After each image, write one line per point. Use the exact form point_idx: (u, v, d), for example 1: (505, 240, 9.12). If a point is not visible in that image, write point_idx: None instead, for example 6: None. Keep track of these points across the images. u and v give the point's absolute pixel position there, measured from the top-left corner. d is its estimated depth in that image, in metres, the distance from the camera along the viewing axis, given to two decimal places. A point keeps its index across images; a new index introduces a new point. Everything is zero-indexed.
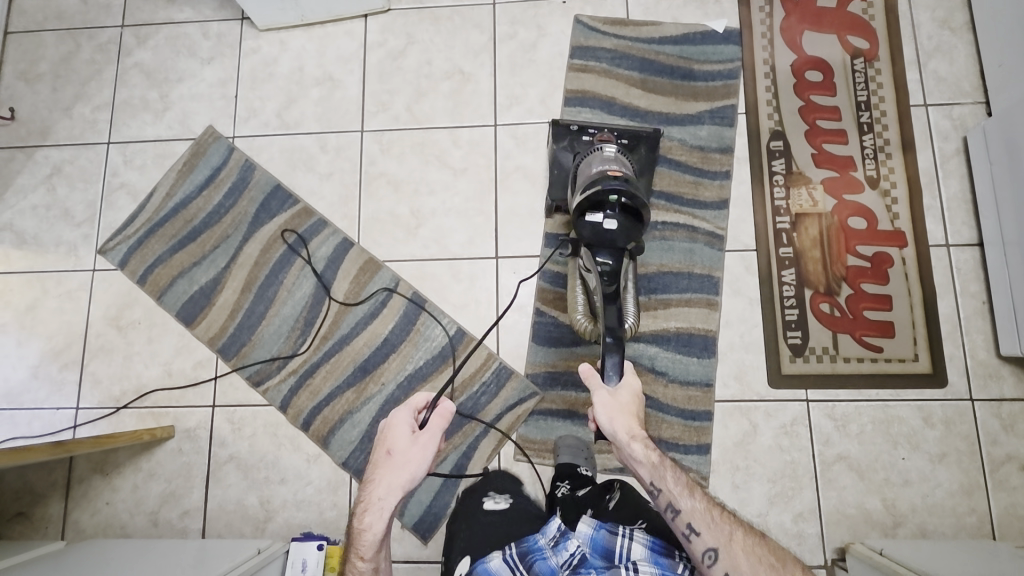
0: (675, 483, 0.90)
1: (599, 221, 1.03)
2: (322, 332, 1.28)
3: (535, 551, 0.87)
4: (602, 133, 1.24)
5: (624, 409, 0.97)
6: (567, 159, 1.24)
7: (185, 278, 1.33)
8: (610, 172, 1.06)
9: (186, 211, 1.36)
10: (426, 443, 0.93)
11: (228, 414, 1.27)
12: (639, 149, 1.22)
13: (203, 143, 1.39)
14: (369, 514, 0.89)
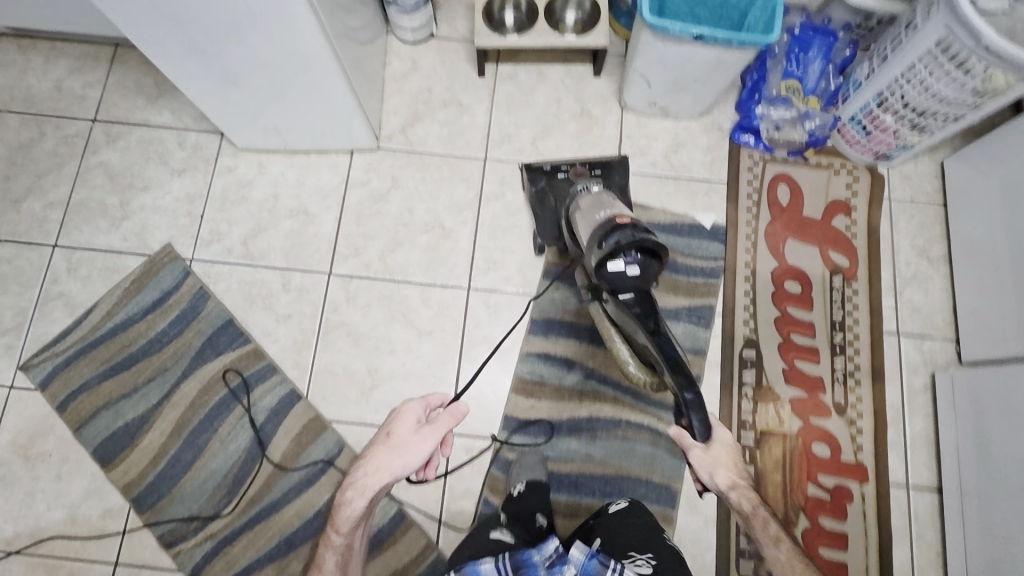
0: (778, 547, 0.93)
1: (620, 268, 0.96)
2: (249, 494, 1.19)
3: (530, 565, 0.88)
4: (574, 167, 1.33)
5: (733, 463, 1.00)
6: (549, 202, 1.31)
7: (110, 410, 1.22)
8: (617, 221, 1.00)
9: (125, 335, 1.26)
10: (423, 441, 0.93)
11: (130, 574, 1.15)
12: (613, 177, 1.32)
13: (157, 262, 1.30)
14: (351, 489, 0.93)
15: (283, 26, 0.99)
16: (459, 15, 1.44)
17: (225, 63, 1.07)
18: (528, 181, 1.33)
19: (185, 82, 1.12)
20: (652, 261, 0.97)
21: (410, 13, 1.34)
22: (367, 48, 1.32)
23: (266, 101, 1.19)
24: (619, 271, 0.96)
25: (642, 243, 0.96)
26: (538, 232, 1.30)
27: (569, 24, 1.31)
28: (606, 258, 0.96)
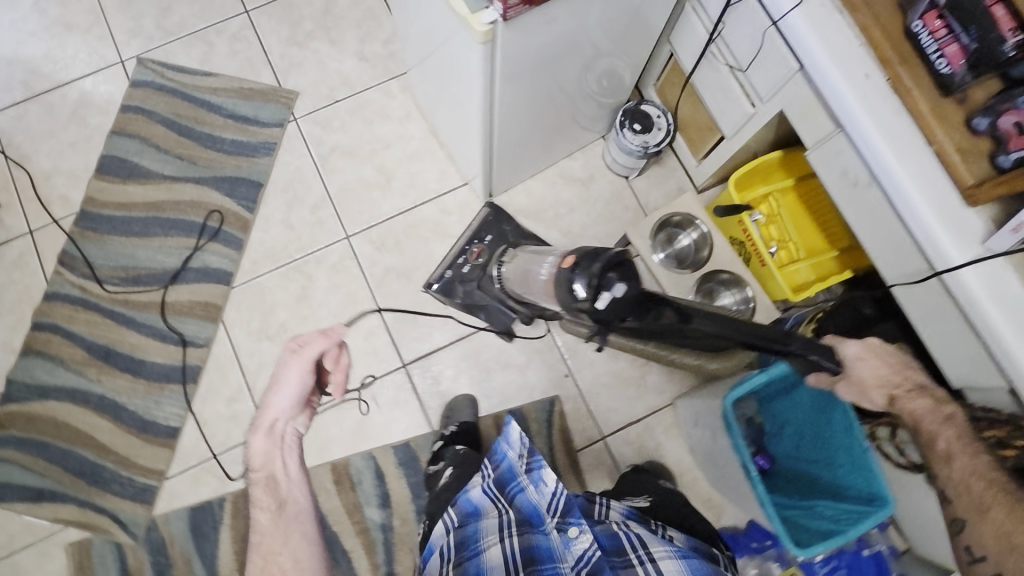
0: (943, 438, 0.69)
1: (607, 300, 0.76)
2: (128, 296, 1.24)
3: (513, 480, 0.74)
4: (467, 248, 1.25)
5: (871, 351, 0.75)
6: (478, 299, 1.23)
7: (140, 145, 1.33)
8: (567, 263, 0.85)
9: (205, 113, 1.35)
10: (297, 370, 0.74)
11: (27, 249, 1.28)
12: (504, 230, 1.27)
13: (276, 95, 1.36)
14: (254, 432, 0.75)
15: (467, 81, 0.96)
16: (664, 187, 1.30)
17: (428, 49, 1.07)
18: (443, 292, 1.23)
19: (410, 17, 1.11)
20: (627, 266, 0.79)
21: (623, 151, 1.21)
22: (564, 134, 1.23)
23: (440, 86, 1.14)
24: (611, 302, 0.77)
25: (608, 262, 0.79)
26: (493, 323, 1.23)
27: (715, 303, 1.13)
28: (587, 300, 0.78)
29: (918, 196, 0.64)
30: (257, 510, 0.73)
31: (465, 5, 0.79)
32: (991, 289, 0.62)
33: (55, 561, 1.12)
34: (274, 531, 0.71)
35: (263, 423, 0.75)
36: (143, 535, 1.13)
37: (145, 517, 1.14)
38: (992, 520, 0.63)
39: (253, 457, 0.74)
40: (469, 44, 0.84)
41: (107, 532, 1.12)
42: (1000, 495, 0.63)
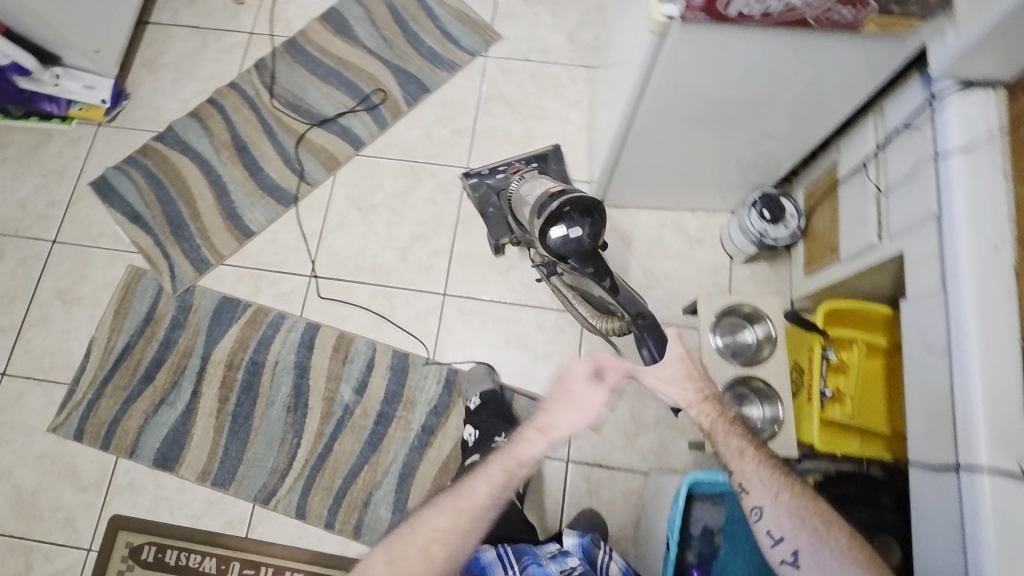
0: (736, 438, 0.87)
1: (561, 232, 0.92)
2: (282, 117, 1.43)
3: (532, 554, 0.86)
4: (512, 164, 1.32)
5: (685, 361, 0.90)
6: (490, 206, 1.31)
7: (362, 13, 1.52)
8: (553, 191, 1.01)
9: (423, 14, 1.50)
10: (586, 384, 0.82)
11: (240, 44, 1.51)
12: (550, 169, 1.33)
13: (484, 29, 1.48)
14: (525, 436, 0.82)
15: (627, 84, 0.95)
16: (761, 286, 1.26)
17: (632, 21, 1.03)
18: (473, 191, 1.32)
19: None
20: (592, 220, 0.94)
21: (740, 230, 1.19)
22: (695, 187, 1.24)
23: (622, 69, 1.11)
24: (564, 237, 0.93)
25: (576, 207, 0.94)
26: (492, 230, 1.29)
27: (742, 411, 1.09)
28: (546, 224, 0.93)
29: (978, 376, 0.65)
30: (481, 478, 0.80)
31: None
32: (1001, 506, 0.61)
33: (115, 271, 1.33)
34: (454, 533, 0.76)
35: (551, 432, 0.80)
36: (179, 292, 1.30)
37: (190, 280, 1.31)
38: (782, 500, 0.82)
39: (525, 455, 0.81)
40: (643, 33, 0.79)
41: (159, 274, 1.32)
42: (782, 475, 0.84)
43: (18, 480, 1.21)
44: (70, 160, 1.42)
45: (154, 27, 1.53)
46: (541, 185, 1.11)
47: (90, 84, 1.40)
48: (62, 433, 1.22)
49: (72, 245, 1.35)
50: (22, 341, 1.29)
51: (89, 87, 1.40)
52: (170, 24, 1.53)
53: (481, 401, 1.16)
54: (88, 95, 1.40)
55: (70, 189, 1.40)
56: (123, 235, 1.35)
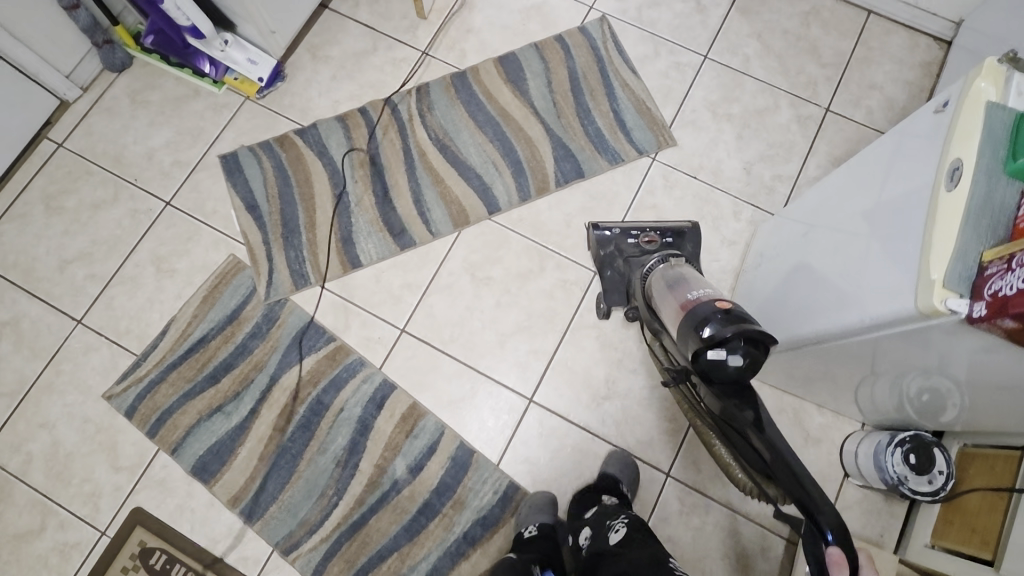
0: None
1: (718, 356, 0.84)
2: (427, 153, 1.36)
3: None
4: (647, 231, 1.25)
5: None
6: (613, 270, 1.24)
7: (541, 68, 1.43)
8: (720, 304, 0.91)
9: (601, 92, 1.40)
10: None
11: (409, 60, 1.44)
12: (682, 249, 1.25)
13: (660, 130, 1.37)
14: None
15: (836, 299, 0.83)
16: (868, 519, 1.13)
17: (843, 218, 0.89)
18: (600, 250, 1.24)
19: (844, 174, 0.96)
20: (754, 353, 0.83)
21: (873, 460, 1.05)
22: (833, 393, 1.11)
23: (808, 255, 0.99)
24: (719, 360, 0.84)
25: (743, 334, 0.84)
26: (608, 296, 1.22)
27: None
28: (704, 341, 0.85)
29: None
30: None
31: (948, 271, 0.60)
32: None
33: (215, 256, 1.29)
34: None
35: None
36: (270, 301, 1.26)
37: (284, 292, 1.26)
38: None
39: None
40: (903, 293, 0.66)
41: (257, 274, 1.27)
42: None
43: (60, 436, 1.18)
44: (208, 125, 1.38)
45: (331, 14, 1.47)
46: (696, 285, 1.01)
47: (252, 60, 1.35)
48: (115, 404, 1.19)
49: (183, 214, 1.32)
50: (106, 296, 1.26)
51: (251, 62, 1.35)
52: (347, 16, 1.47)
53: (537, 532, 1.06)
54: (245, 69, 1.35)
55: (200, 155, 1.36)
56: (235, 221, 1.31)
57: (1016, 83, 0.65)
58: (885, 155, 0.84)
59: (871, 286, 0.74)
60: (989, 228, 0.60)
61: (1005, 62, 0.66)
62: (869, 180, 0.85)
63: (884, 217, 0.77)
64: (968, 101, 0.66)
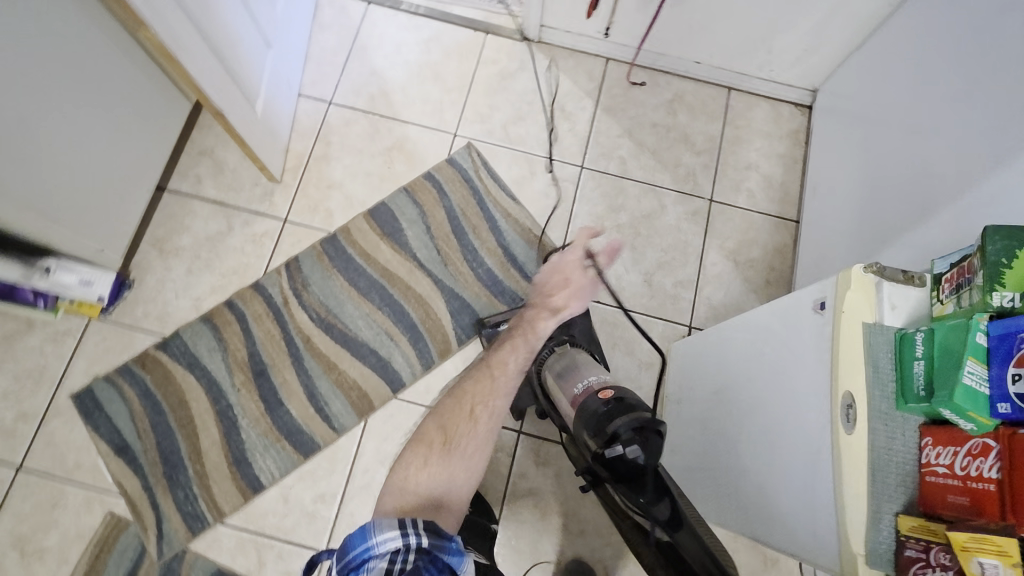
0: None
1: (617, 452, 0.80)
2: (313, 338, 1.25)
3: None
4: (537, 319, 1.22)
5: None
6: None
7: (417, 215, 1.35)
8: (602, 394, 0.94)
9: (485, 228, 1.35)
10: None
11: (272, 233, 1.31)
12: (577, 332, 1.22)
13: (551, 258, 1.34)
14: None
15: (747, 492, 0.79)
16: None
17: (745, 391, 0.85)
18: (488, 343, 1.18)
19: (739, 327, 0.91)
20: (651, 439, 0.82)
21: None
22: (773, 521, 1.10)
23: (718, 417, 0.94)
24: (619, 457, 0.80)
25: (632, 424, 0.83)
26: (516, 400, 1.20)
27: None
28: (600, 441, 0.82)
29: None
30: None
31: (866, 542, 0.56)
32: None
33: (89, 519, 1.12)
34: None
35: None
36: (166, 558, 1.11)
37: (180, 542, 1.11)
38: None
39: None
40: (816, 544, 0.61)
41: (143, 530, 1.11)
42: None
43: None
44: (49, 360, 1.20)
45: (172, 196, 1.32)
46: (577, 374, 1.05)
47: (88, 280, 1.18)
48: None
49: (40, 477, 1.13)
50: None
51: (85, 282, 1.18)
52: (191, 195, 1.32)
53: None
54: (79, 293, 1.18)
55: (46, 399, 1.18)
56: (104, 470, 1.14)
57: (888, 294, 0.61)
58: (772, 335, 0.80)
59: (782, 506, 0.69)
60: (891, 485, 0.56)
61: (871, 267, 0.62)
62: (762, 359, 0.81)
63: (782, 422, 0.72)
64: (845, 323, 0.61)
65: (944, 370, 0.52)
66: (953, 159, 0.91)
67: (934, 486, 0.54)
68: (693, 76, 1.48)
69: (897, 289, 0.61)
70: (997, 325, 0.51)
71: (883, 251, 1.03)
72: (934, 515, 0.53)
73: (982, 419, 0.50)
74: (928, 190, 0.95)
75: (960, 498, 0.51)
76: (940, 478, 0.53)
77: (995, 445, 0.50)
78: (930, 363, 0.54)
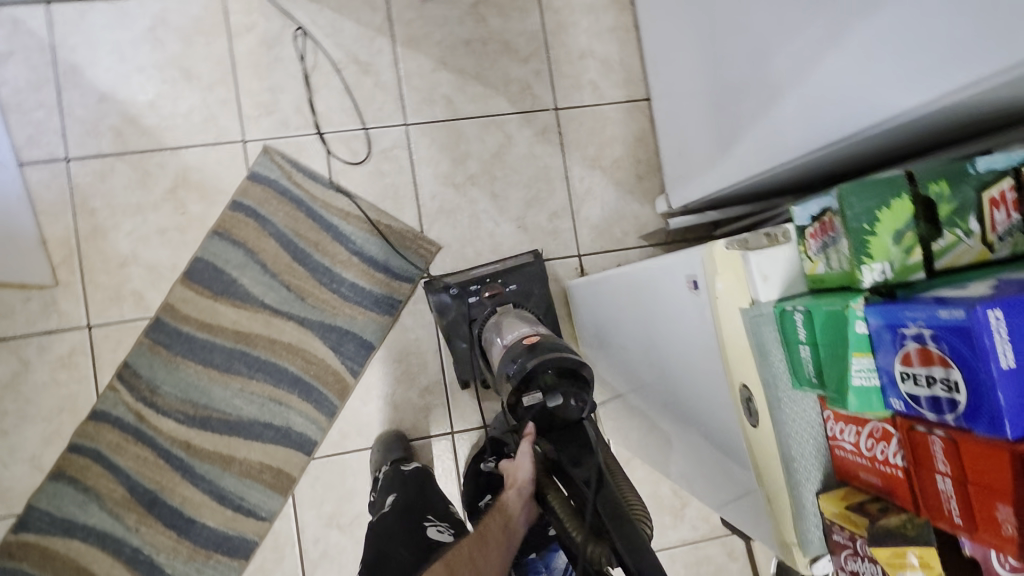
0: None
1: (533, 400, 0.71)
2: (192, 441, 1.08)
3: None
4: (485, 281, 1.11)
5: None
6: (462, 341, 1.12)
7: (243, 256, 1.12)
8: (530, 338, 0.81)
9: (328, 240, 1.15)
10: None
11: (81, 348, 1.07)
12: (532, 293, 1.13)
13: (414, 244, 1.18)
14: None
15: (683, 455, 0.79)
16: None
17: (644, 355, 0.80)
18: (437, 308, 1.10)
19: (621, 281, 0.84)
20: (571, 386, 0.71)
21: None
22: None
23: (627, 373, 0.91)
24: (536, 404, 0.71)
25: (556, 365, 0.72)
26: (462, 365, 1.13)
27: None
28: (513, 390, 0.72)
29: None
30: None
31: (797, 531, 0.56)
32: None
33: None
34: None
35: None
36: None
37: None
38: None
39: None
40: (753, 523, 0.63)
41: None
42: None
43: None
44: None
45: None
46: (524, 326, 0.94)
47: None
48: None
49: None
50: None
51: None
52: None
53: None
54: None
55: None
56: None
57: (756, 266, 0.56)
58: (650, 306, 0.75)
59: (715, 479, 0.70)
60: (804, 464, 0.56)
61: (733, 243, 0.57)
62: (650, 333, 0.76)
63: (689, 400, 0.69)
64: (722, 311, 0.57)
65: (833, 362, 0.50)
66: (778, 29, 0.75)
67: (844, 460, 0.54)
68: None
69: (764, 257, 0.56)
70: (873, 309, 0.47)
71: (730, 143, 0.94)
72: (850, 485, 0.55)
73: (874, 407, 0.49)
74: (752, 75, 0.84)
75: (872, 478, 0.52)
76: (847, 453, 0.54)
77: (895, 432, 0.49)
78: (816, 350, 0.51)
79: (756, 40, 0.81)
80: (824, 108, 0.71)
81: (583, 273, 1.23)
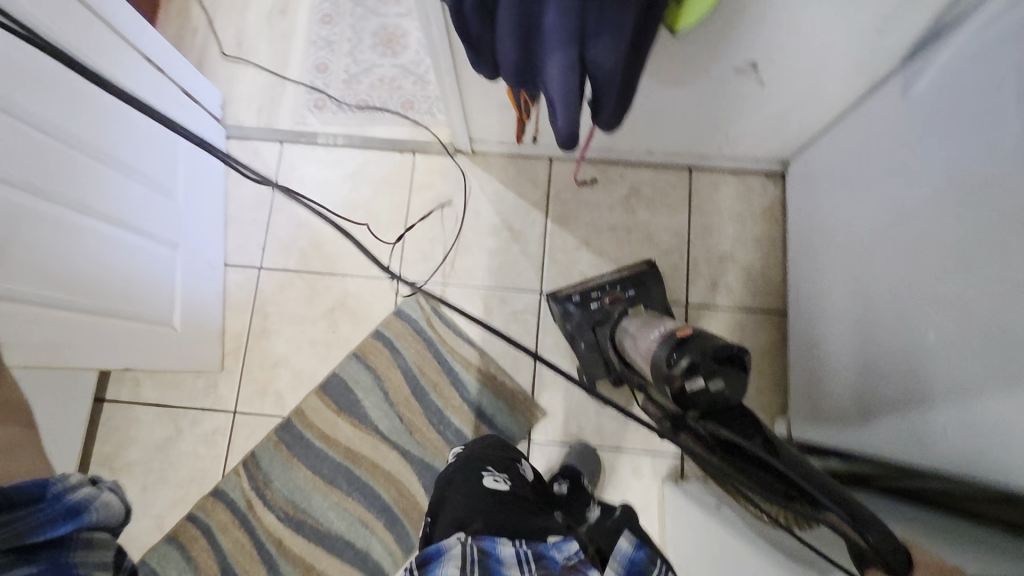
0: None
1: (697, 385, 0.76)
2: (284, 542, 1.18)
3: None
4: (607, 289, 1.21)
5: None
6: (584, 344, 1.18)
7: (371, 381, 1.25)
8: (682, 330, 0.84)
9: (446, 383, 1.24)
10: None
11: (224, 429, 1.24)
12: (649, 298, 1.21)
13: (521, 406, 1.23)
14: None
15: None
16: None
17: None
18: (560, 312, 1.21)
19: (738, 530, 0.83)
20: (734, 373, 0.76)
21: None
22: None
23: None
24: (700, 388, 0.76)
25: (718, 355, 0.76)
26: (588, 370, 1.19)
27: None
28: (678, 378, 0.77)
29: None
30: None
31: None
32: None
33: None
34: None
35: None
36: None
37: None
38: None
39: None
40: None
41: None
42: None
43: None
44: None
45: (111, 406, 1.24)
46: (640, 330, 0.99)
47: None
48: None
49: None
50: None
51: None
52: (134, 402, 1.24)
53: None
54: None
55: None
56: None
57: None
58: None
59: None
60: None
61: None
62: None
63: None
64: None
65: None
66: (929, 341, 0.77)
67: None
68: (648, 163, 1.32)
69: None
70: None
71: (859, 408, 0.93)
72: None
73: None
74: (900, 355, 0.83)
75: None
76: None
77: None
78: None
79: (918, 326, 0.80)
80: (962, 438, 0.70)
81: (682, 476, 1.20)
